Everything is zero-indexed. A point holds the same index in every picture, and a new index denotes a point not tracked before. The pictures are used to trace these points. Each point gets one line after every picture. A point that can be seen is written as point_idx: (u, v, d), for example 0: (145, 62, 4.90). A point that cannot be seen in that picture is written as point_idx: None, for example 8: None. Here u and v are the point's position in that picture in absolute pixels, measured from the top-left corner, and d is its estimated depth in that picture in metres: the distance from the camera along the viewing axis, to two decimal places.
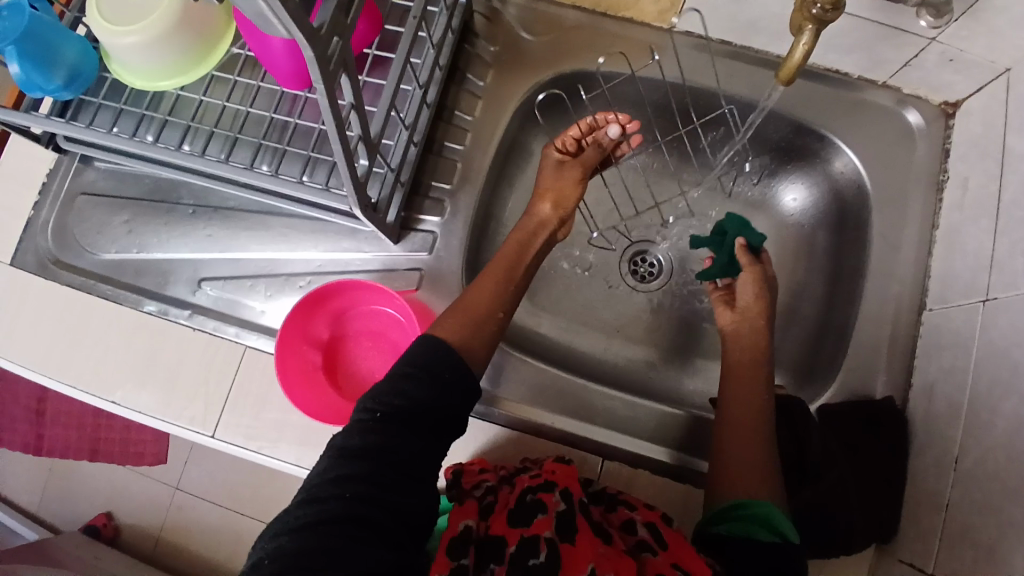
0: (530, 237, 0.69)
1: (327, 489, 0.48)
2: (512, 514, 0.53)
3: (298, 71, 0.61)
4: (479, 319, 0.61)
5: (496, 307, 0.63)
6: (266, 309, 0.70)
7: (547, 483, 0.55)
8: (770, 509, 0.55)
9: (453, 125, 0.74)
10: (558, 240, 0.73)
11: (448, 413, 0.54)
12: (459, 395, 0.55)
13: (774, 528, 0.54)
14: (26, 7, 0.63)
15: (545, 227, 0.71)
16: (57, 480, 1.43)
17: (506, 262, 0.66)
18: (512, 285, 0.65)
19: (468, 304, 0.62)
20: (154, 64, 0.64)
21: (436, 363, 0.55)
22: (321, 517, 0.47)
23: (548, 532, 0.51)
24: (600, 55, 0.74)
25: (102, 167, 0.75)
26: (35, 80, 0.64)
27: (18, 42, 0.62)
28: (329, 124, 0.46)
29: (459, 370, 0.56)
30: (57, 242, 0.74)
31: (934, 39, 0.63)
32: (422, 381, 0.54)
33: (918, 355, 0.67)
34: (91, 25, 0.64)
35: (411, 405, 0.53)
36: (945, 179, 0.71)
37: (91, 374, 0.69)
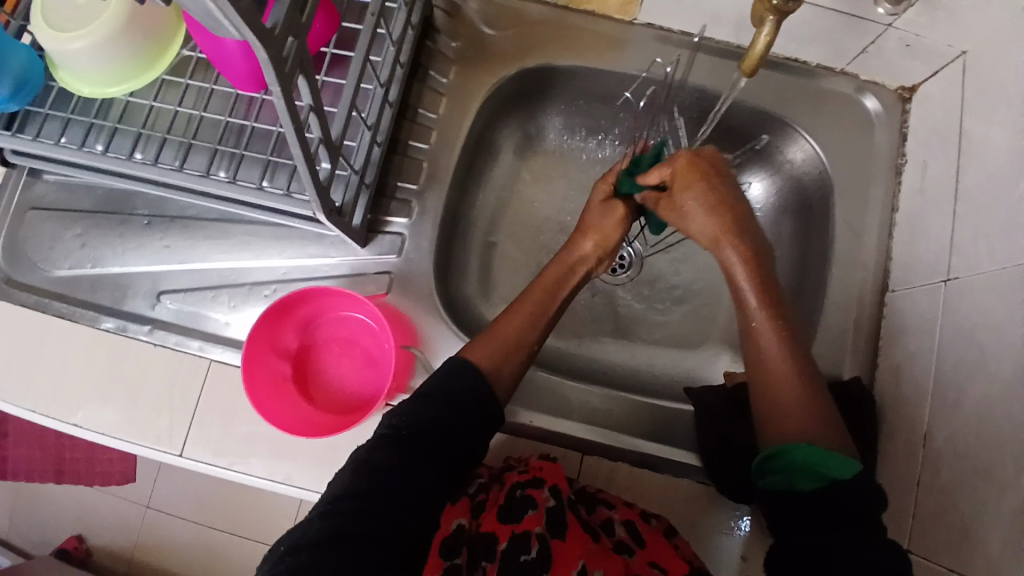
0: (570, 273, 0.66)
1: (343, 503, 0.48)
2: (501, 511, 0.52)
3: (253, 72, 0.59)
4: (509, 346, 0.59)
5: (526, 338, 0.60)
6: (230, 320, 0.68)
7: (536, 478, 0.54)
8: (807, 452, 0.48)
9: (418, 124, 0.72)
10: (595, 276, 0.69)
11: (465, 435, 0.54)
12: (477, 423, 0.55)
13: (817, 471, 0.48)
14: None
15: (586, 264, 0.67)
16: (21, 505, 1.38)
17: (541, 293, 0.63)
18: (547, 320, 0.62)
19: (500, 332, 0.59)
20: (123, 62, 0.62)
21: (456, 386, 0.55)
22: (335, 532, 0.46)
23: (539, 528, 0.50)
24: (564, 49, 0.74)
25: (52, 180, 0.72)
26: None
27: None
28: (286, 126, 0.44)
29: (481, 398, 0.55)
30: (7, 258, 0.71)
31: (891, 26, 0.64)
32: (440, 404, 0.54)
33: (883, 337, 0.68)
34: (67, 51, 0.60)
35: (426, 425, 0.53)
36: (904, 163, 0.72)
37: (48, 396, 0.66)
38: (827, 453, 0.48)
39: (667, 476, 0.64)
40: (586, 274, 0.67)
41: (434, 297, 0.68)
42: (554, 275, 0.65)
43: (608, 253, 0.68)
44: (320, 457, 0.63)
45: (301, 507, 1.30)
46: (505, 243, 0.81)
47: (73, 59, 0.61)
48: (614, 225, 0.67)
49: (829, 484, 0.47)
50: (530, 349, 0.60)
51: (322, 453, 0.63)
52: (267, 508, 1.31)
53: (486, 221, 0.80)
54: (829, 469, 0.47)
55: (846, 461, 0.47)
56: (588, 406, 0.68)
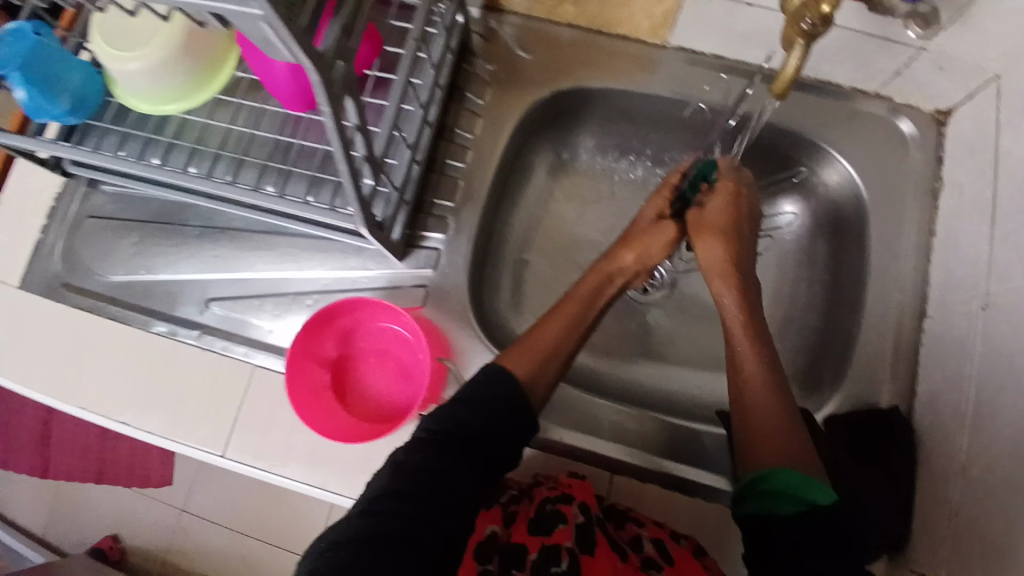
0: (607, 282, 0.67)
1: (380, 504, 0.49)
2: (532, 523, 0.54)
3: (300, 93, 0.63)
4: (548, 355, 0.60)
5: (564, 348, 0.61)
6: (274, 328, 0.71)
7: (565, 495, 0.56)
8: (788, 478, 0.50)
9: (455, 143, 0.75)
10: (631, 287, 0.70)
11: (503, 440, 0.54)
12: (512, 429, 0.55)
13: (797, 497, 0.49)
14: (31, 33, 0.64)
15: (624, 275, 0.68)
16: (62, 504, 1.44)
17: (578, 304, 0.64)
18: (583, 328, 0.63)
19: (538, 339, 0.60)
20: (183, 79, 0.66)
21: (493, 390, 0.56)
22: (373, 532, 0.47)
23: (569, 542, 0.51)
24: (597, 70, 0.76)
25: (110, 191, 0.77)
26: (41, 105, 0.65)
27: (21, 67, 0.63)
28: (334, 143, 0.47)
29: (517, 404, 0.56)
30: (66, 265, 0.75)
31: (924, 48, 0.64)
32: (477, 408, 0.55)
33: (921, 362, 0.68)
34: (125, 71, 0.64)
35: (463, 428, 0.54)
36: (941, 186, 0.72)
37: (99, 396, 0.70)
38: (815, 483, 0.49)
39: (698, 499, 0.64)
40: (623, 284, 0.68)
41: (468, 312, 0.70)
42: (591, 285, 0.66)
43: (645, 267, 0.69)
44: (354, 463, 0.65)
45: (331, 516, 1.32)
46: (537, 260, 0.82)
47: (137, 79, 0.64)
48: (661, 246, 0.68)
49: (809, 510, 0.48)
50: (567, 359, 0.61)
51: (357, 460, 0.65)
52: (298, 517, 1.33)
53: (520, 239, 0.82)
54: (808, 494, 0.49)
55: (825, 489, 0.49)
56: (619, 423, 0.69)
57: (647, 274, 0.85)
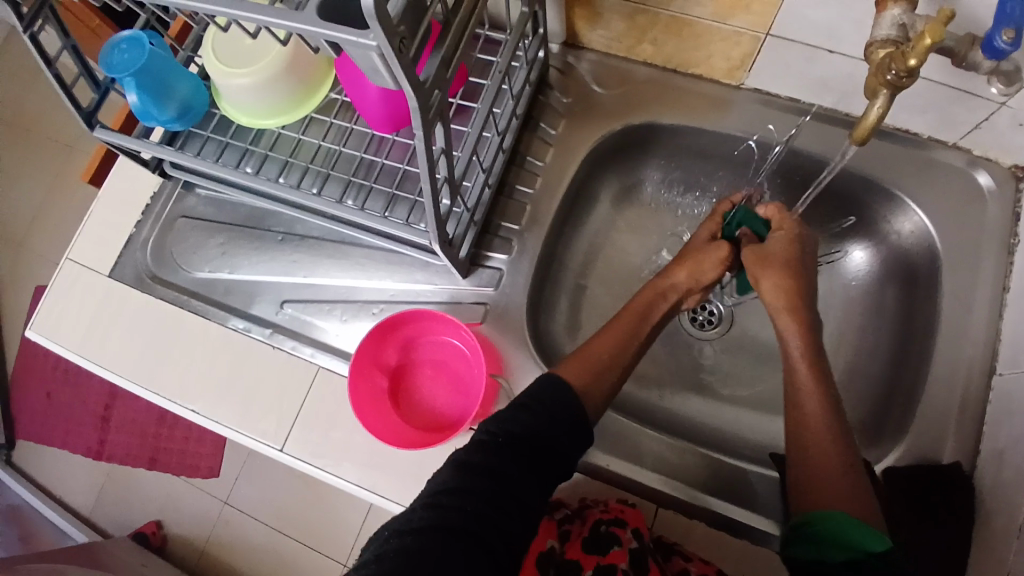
0: (659, 299, 0.69)
1: (446, 498, 0.49)
2: (587, 543, 0.55)
3: (390, 115, 0.68)
4: (604, 367, 0.62)
5: (619, 361, 0.63)
6: (339, 332, 0.74)
7: (620, 519, 0.56)
8: (836, 522, 0.50)
9: (525, 169, 0.78)
10: (682, 306, 0.72)
11: (561, 448, 0.56)
12: (570, 437, 0.56)
13: (847, 543, 0.49)
14: (145, 42, 0.69)
15: (675, 292, 0.69)
16: (114, 486, 1.50)
17: (633, 319, 0.67)
18: (636, 345, 0.66)
19: (593, 351, 0.63)
20: (285, 96, 0.71)
21: (554, 399, 0.57)
22: (440, 523, 0.47)
23: (623, 565, 0.52)
24: (668, 108, 0.78)
25: (203, 194, 0.83)
26: (150, 110, 0.71)
27: (135, 75, 0.69)
28: (422, 165, 0.50)
29: (574, 412, 0.57)
30: (156, 259, 0.81)
31: (1005, 103, 0.64)
32: (537, 413, 0.56)
33: (988, 421, 0.66)
34: (233, 83, 0.69)
35: (525, 433, 0.55)
36: (1017, 243, 0.71)
37: (175, 383, 0.75)
38: (864, 529, 0.49)
39: (745, 539, 0.64)
40: (673, 304, 0.70)
41: (525, 331, 0.72)
42: (647, 301, 0.68)
43: (698, 287, 0.70)
44: (405, 469, 0.67)
45: (365, 524, 1.35)
46: (595, 287, 0.84)
47: (243, 92, 0.70)
48: (715, 264, 0.69)
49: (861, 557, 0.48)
50: (623, 372, 0.64)
51: (408, 467, 0.67)
52: (334, 521, 1.36)
53: (579, 265, 0.84)
54: (856, 538, 0.49)
55: (878, 536, 0.49)
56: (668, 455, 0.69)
57: (703, 309, 0.85)
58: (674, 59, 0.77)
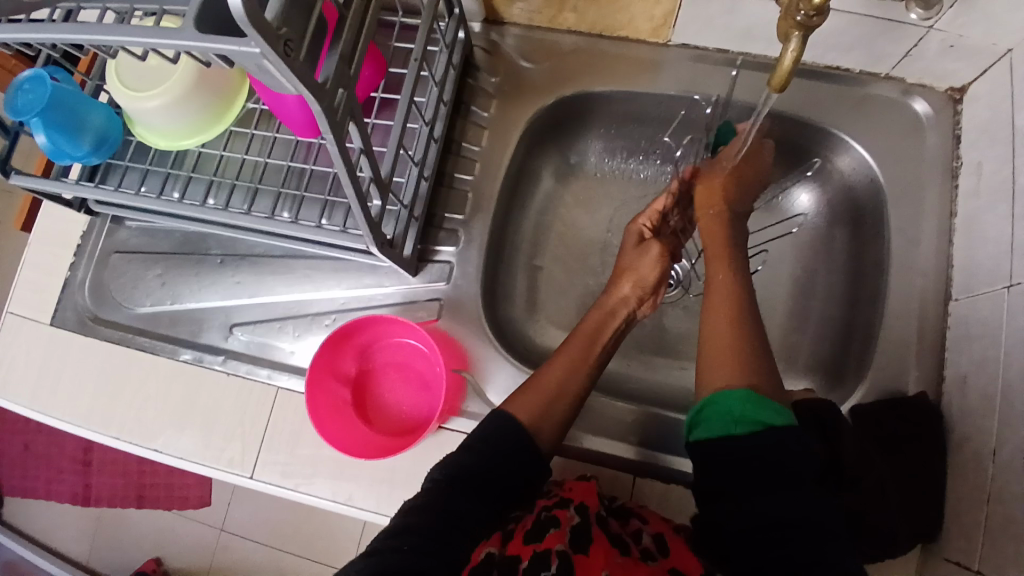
0: (608, 317, 0.70)
1: (389, 541, 0.50)
2: (526, 532, 0.53)
3: (312, 120, 0.64)
4: (552, 398, 0.62)
5: (567, 388, 0.63)
6: (295, 349, 0.72)
7: (563, 501, 0.56)
8: (743, 399, 0.54)
9: (462, 156, 0.76)
10: (638, 317, 0.73)
11: (510, 481, 0.57)
12: (519, 467, 0.57)
13: (753, 418, 0.53)
14: (48, 79, 0.65)
15: (625, 304, 0.71)
16: (104, 529, 1.47)
17: (584, 340, 0.67)
18: (586, 370, 0.65)
19: (543, 383, 0.63)
20: (200, 113, 0.67)
21: (502, 432, 0.58)
22: (380, 566, 0.47)
23: (560, 544, 0.50)
24: (599, 75, 0.76)
25: (133, 226, 0.79)
26: (64, 148, 0.67)
27: (42, 114, 0.64)
28: (340, 169, 0.47)
29: (522, 442, 0.58)
30: (95, 299, 0.78)
31: (932, 28, 0.63)
32: (482, 448, 0.57)
33: (948, 347, 0.67)
34: (154, 103, 0.65)
35: (470, 468, 0.56)
36: (959, 166, 0.70)
37: (133, 423, 0.72)
38: (765, 404, 0.53)
39: None
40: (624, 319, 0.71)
41: (483, 322, 0.71)
42: (596, 322, 0.69)
43: (647, 292, 0.72)
44: (379, 478, 0.66)
45: (364, 530, 1.34)
46: (551, 265, 0.83)
47: (172, 112, 0.66)
48: (649, 265, 0.72)
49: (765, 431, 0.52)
50: (575, 397, 0.63)
51: (382, 475, 0.66)
52: (332, 532, 1.35)
53: (532, 246, 0.82)
54: (762, 415, 0.53)
55: (778, 409, 0.53)
56: (643, 427, 0.69)
57: None
58: (598, 24, 0.75)
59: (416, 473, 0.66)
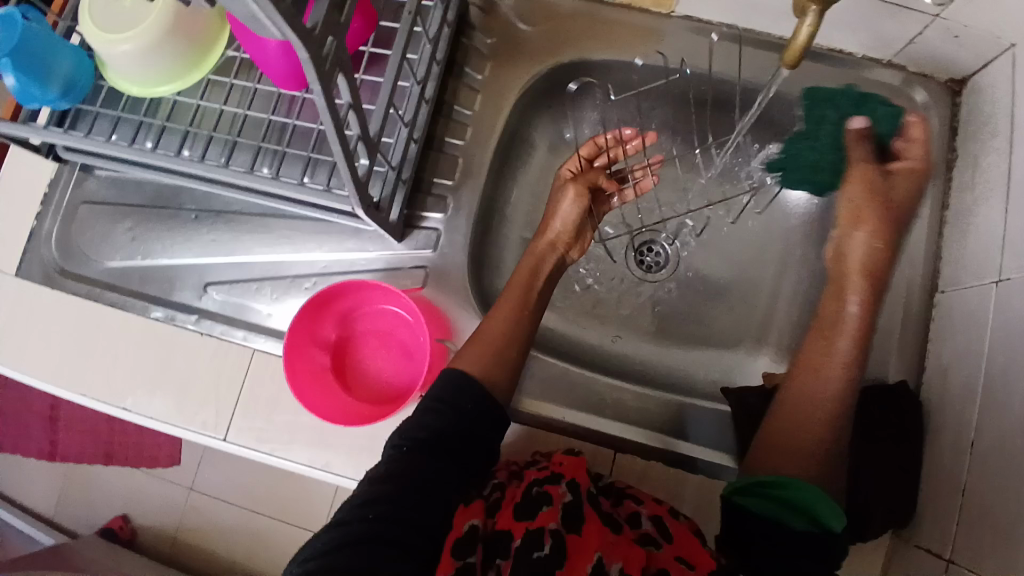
0: (540, 263, 0.69)
1: (353, 512, 0.49)
2: (518, 508, 0.52)
3: (295, 71, 0.61)
4: (496, 346, 0.61)
5: (511, 336, 0.62)
6: (272, 312, 0.70)
7: (553, 475, 0.55)
8: (812, 497, 0.54)
9: (453, 120, 0.73)
10: (568, 260, 0.72)
11: (477, 442, 0.55)
12: (481, 423, 0.56)
13: (811, 515, 0.54)
14: (19, 19, 0.61)
15: (553, 250, 0.70)
16: (71, 486, 1.44)
17: (522, 282, 0.66)
18: (527, 315, 0.64)
19: (487, 334, 0.62)
20: (184, 53, 0.63)
21: (459, 392, 0.57)
22: (346, 538, 0.47)
23: (553, 523, 0.50)
24: (598, 42, 0.73)
25: (103, 176, 0.75)
26: (30, 92, 0.63)
27: (12, 55, 0.61)
28: (328, 124, 0.45)
29: (483, 399, 0.57)
30: (62, 251, 0.74)
31: (938, 15, 0.62)
32: (445, 413, 0.55)
33: (931, 337, 0.67)
34: (133, 42, 0.60)
35: (435, 433, 0.54)
36: (955, 159, 0.70)
37: (100, 383, 0.69)
38: (830, 504, 0.54)
39: (702, 476, 0.65)
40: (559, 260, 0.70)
41: (469, 292, 0.69)
42: (529, 267, 0.68)
43: (574, 237, 0.71)
44: (358, 446, 0.65)
45: (338, 494, 1.34)
46: None
47: (156, 53, 0.62)
48: (573, 209, 0.70)
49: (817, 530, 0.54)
50: (520, 343, 0.63)
51: (360, 443, 0.65)
52: (306, 495, 1.35)
53: (521, 218, 0.81)
54: (820, 515, 0.54)
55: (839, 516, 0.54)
56: (621, 403, 0.69)
57: (649, 252, 0.84)
58: None
59: None
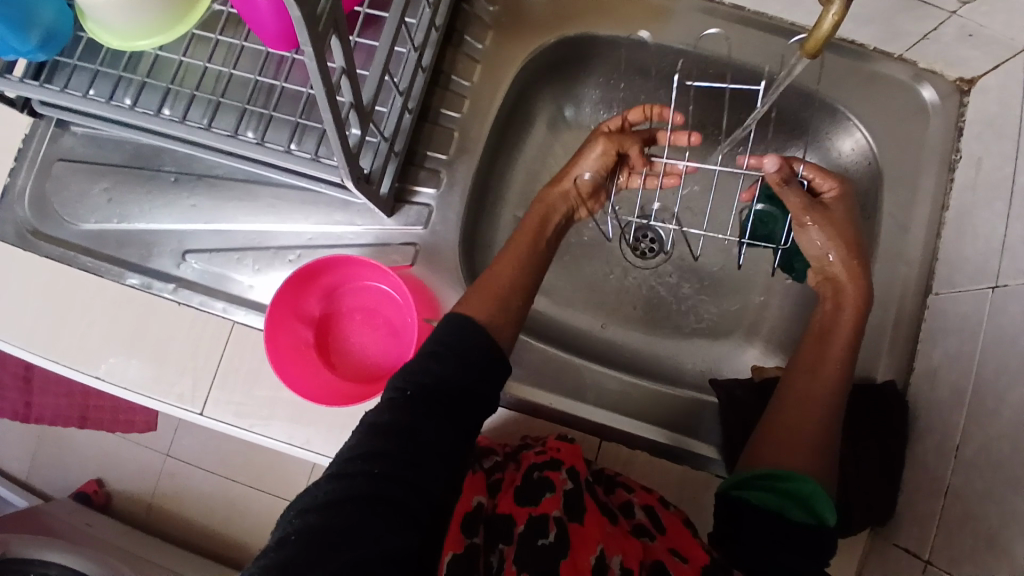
0: (551, 211, 0.67)
1: (355, 465, 0.48)
2: (519, 492, 0.52)
3: (285, 31, 0.57)
4: (505, 296, 0.60)
5: (520, 285, 0.61)
6: (254, 284, 0.68)
7: (553, 461, 0.54)
8: (814, 489, 0.54)
9: (450, 91, 0.70)
10: (578, 217, 0.70)
11: (480, 392, 0.54)
12: (482, 378, 0.54)
13: (809, 508, 0.54)
14: None
15: (568, 199, 0.67)
16: (45, 448, 1.42)
17: (529, 235, 0.65)
18: (537, 263, 0.64)
19: (495, 281, 0.61)
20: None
21: (462, 343, 0.55)
22: (348, 493, 0.47)
23: (557, 511, 0.49)
24: (605, 17, 0.71)
25: (80, 132, 0.72)
26: (9, 43, 0.58)
27: None
28: (318, 89, 0.42)
29: (485, 350, 0.55)
30: (36, 211, 0.71)
31: (956, 13, 0.60)
32: (447, 360, 0.53)
33: (921, 339, 0.67)
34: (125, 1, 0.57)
35: (438, 384, 0.52)
36: (958, 159, 0.68)
37: (73, 349, 0.66)
38: (824, 499, 0.53)
39: (687, 467, 0.64)
40: (570, 210, 0.68)
41: (459, 272, 0.67)
42: (540, 215, 0.67)
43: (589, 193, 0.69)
44: (340, 425, 0.63)
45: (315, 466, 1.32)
46: None
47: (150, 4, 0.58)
48: (595, 165, 0.65)
49: (814, 523, 0.54)
50: (527, 294, 0.62)
51: (342, 422, 0.63)
52: (283, 465, 1.33)
53: (515, 196, 0.78)
54: (818, 510, 0.54)
55: (835, 509, 0.54)
56: (609, 390, 0.68)
57: (644, 238, 0.82)
58: None
59: None
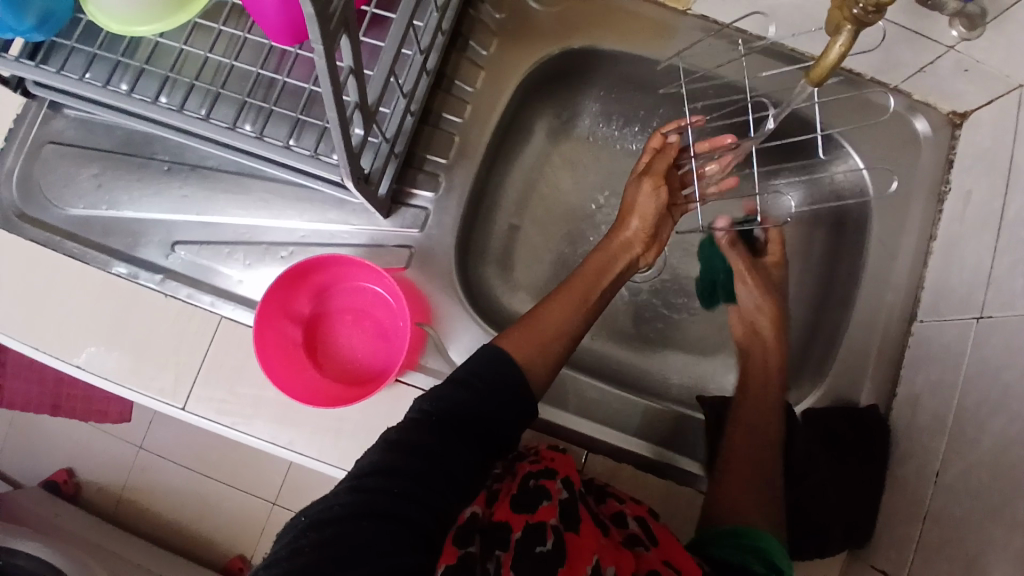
0: (608, 261, 0.65)
1: (371, 481, 0.47)
2: (515, 500, 0.50)
3: (290, 24, 0.57)
4: (550, 337, 0.58)
5: (566, 329, 0.59)
6: (243, 279, 0.67)
7: (549, 470, 0.53)
8: (771, 544, 0.54)
9: (452, 95, 0.70)
10: (641, 264, 0.69)
11: (501, 417, 0.53)
12: (506, 407, 0.53)
13: (768, 558, 0.53)
14: None
15: (630, 246, 0.66)
16: (14, 435, 1.38)
17: (583, 282, 0.63)
18: (588, 313, 0.62)
19: (541, 321, 0.59)
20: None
21: (490, 370, 0.54)
22: (362, 509, 0.45)
23: (554, 519, 0.48)
24: (610, 31, 0.71)
25: (72, 116, 0.70)
26: (4, 21, 0.57)
27: None
28: (324, 86, 0.41)
29: (512, 379, 0.54)
30: (22, 193, 0.69)
31: (953, 48, 0.61)
32: (471, 386, 0.53)
33: (904, 365, 0.68)
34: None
35: (460, 407, 0.52)
36: (947, 190, 0.70)
37: (52, 336, 0.65)
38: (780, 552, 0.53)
39: (670, 482, 0.64)
40: (631, 256, 0.67)
41: (453, 276, 0.67)
42: (598, 262, 0.65)
43: (652, 237, 0.68)
44: (324, 427, 0.62)
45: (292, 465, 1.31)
46: (528, 227, 0.80)
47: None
48: (649, 197, 0.67)
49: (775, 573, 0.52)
50: (571, 338, 0.60)
51: (326, 424, 0.62)
52: (260, 463, 1.31)
53: (511, 204, 0.78)
54: (777, 559, 0.53)
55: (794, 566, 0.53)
56: (596, 401, 0.68)
57: None
58: None
59: (365, 426, 0.62)
